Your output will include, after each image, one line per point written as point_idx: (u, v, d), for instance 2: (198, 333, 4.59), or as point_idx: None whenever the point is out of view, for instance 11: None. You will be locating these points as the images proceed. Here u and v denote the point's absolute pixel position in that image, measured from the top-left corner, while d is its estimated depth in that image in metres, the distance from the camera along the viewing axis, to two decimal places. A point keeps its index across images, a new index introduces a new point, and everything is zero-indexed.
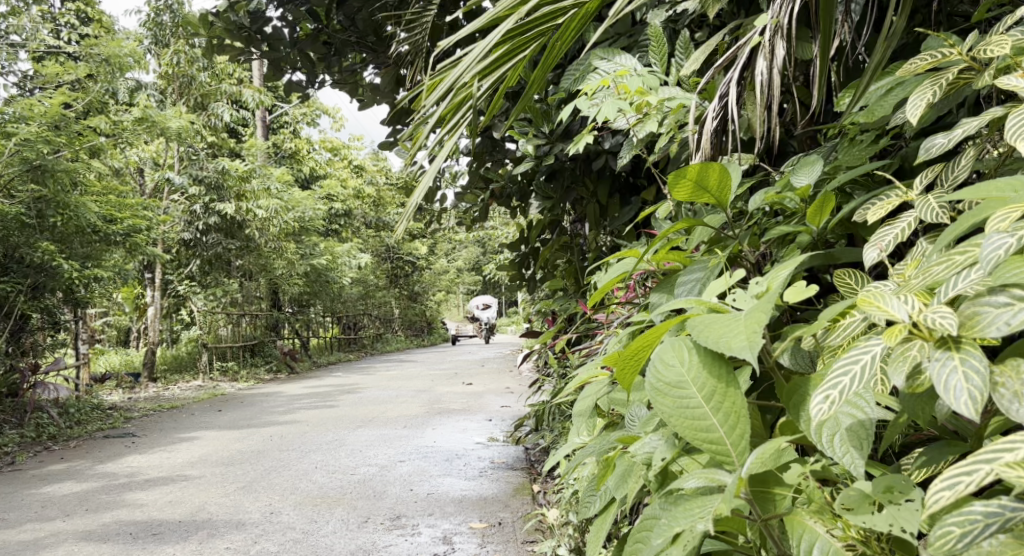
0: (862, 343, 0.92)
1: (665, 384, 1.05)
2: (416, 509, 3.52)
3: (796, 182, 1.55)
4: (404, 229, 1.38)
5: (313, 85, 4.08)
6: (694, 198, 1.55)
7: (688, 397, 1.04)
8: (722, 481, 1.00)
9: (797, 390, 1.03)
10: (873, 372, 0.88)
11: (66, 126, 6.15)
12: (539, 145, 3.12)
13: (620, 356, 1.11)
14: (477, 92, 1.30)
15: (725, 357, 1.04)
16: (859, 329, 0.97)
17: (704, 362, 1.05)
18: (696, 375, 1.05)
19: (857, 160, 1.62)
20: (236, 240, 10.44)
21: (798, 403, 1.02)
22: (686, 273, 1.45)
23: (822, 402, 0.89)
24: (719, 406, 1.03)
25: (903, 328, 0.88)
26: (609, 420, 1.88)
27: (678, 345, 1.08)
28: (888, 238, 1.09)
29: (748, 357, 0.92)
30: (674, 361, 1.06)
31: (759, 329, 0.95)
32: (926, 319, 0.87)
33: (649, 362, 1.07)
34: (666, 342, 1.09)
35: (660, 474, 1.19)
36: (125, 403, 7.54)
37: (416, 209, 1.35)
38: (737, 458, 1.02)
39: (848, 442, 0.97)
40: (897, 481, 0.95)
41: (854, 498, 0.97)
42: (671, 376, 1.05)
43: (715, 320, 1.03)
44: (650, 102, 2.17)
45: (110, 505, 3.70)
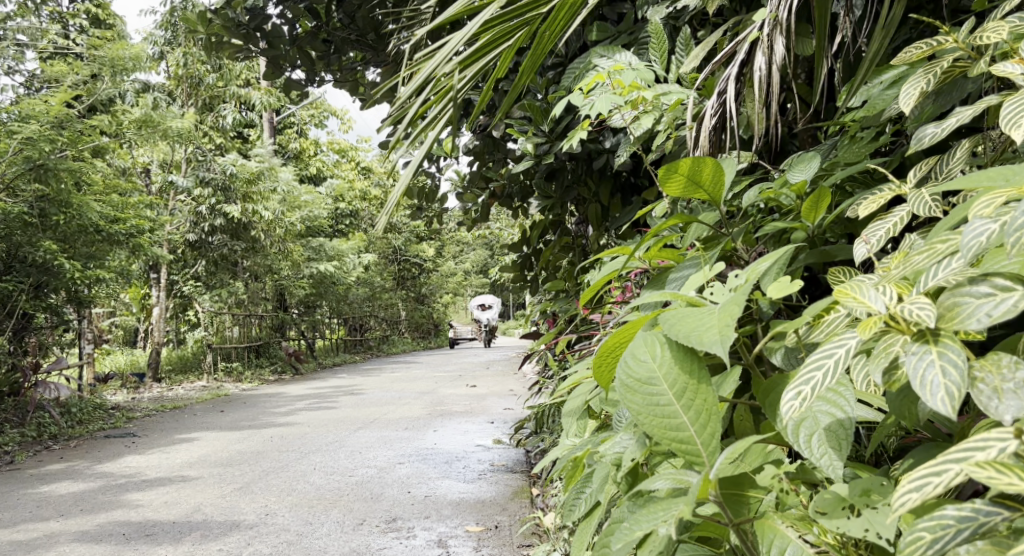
0: (836, 339, 0.88)
1: (636, 377, 1.01)
2: (412, 511, 3.49)
3: (791, 179, 1.52)
4: (386, 224, 1.34)
5: (312, 84, 4.05)
6: (686, 194, 1.50)
7: (659, 393, 0.99)
8: (689, 482, 0.95)
9: (774, 389, 0.99)
10: (846, 367, 0.84)
11: (70, 125, 6.15)
12: (539, 144, 3.07)
13: (595, 349, 1.08)
14: (457, 83, 1.25)
15: (697, 354, 1.00)
16: (841, 325, 0.93)
17: (679, 357, 1.01)
18: (667, 370, 1.00)
19: (857, 157, 1.59)
20: (241, 241, 10.39)
21: (775, 402, 0.99)
22: (675, 269, 1.41)
23: (791, 401, 0.85)
24: (690, 404, 0.99)
25: (879, 320, 0.84)
26: (600, 422, 1.84)
27: (651, 340, 1.04)
28: (878, 232, 1.04)
29: (718, 351, 0.88)
30: (645, 356, 1.02)
31: (731, 322, 0.91)
32: (903, 311, 0.83)
33: (621, 358, 1.03)
34: (641, 336, 1.05)
35: (632, 475, 1.16)
36: (128, 403, 7.53)
37: (398, 203, 1.32)
38: (708, 458, 0.97)
39: (826, 443, 0.92)
40: (876, 486, 0.91)
41: (829, 502, 0.93)
42: (641, 373, 1.01)
43: (690, 312, 0.99)
44: (646, 100, 2.12)
45: (106, 505, 3.67)
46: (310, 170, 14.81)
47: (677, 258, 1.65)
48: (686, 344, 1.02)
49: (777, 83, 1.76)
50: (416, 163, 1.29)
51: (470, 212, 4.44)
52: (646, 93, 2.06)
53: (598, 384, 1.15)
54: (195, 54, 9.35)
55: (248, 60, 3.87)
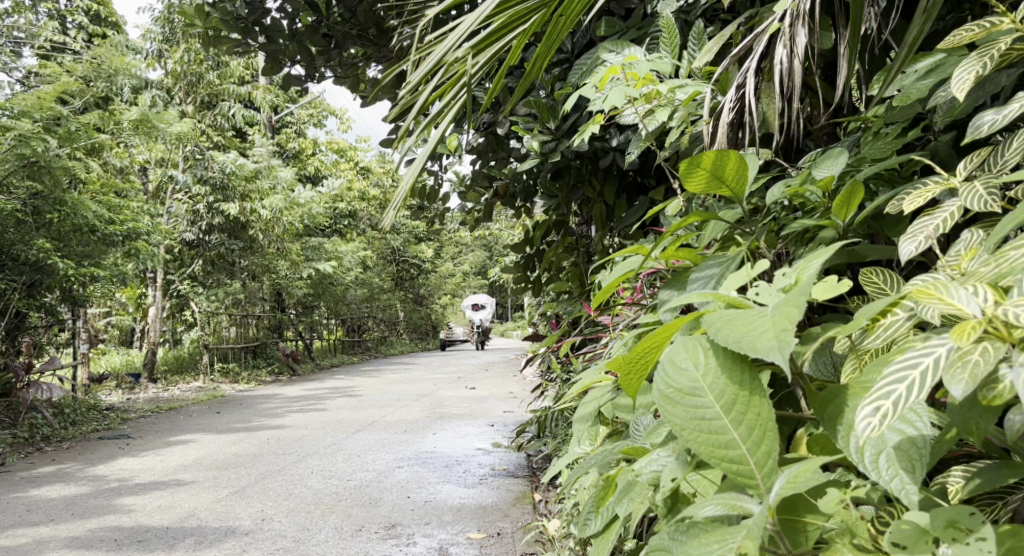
0: (919, 345, 0.80)
1: (680, 388, 0.92)
2: (412, 517, 3.41)
3: (818, 174, 1.43)
4: (393, 221, 1.26)
5: (312, 80, 3.97)
6: (709, 190, 1.42)
7: (705, 405, 0.91)
8: (747, 510, 0.86)
9: (832, 402, 0.89)
10: (936, 380, 0.76)
11: (65, 123, 6.07)
12: (545, 142, 2.99)
13: (625, 354, 0.98)
14: (470, 69, 1.17)
15: (747, 361, 0.91)
16: (905, 328, 0.87)
17: (725, 364, 0.91)
18: (712, 380, 0.91)
19: (882, 153, 1.52)
20: (239, 240, 10.31)
21: (834, 415, 0.89)
22: (700, 268, 1.34)
23: (866, 421, 0.78)
24: (742, 418, 0.90)
25: (977, 326, 0.76)
26: (612, 430, 1.77)
27: (693, 344, 0.95)
28: (930, 227, 0.97)
29: (779, 361, 0.79)
30: (687, 364, 0.93)
31: (789, 325, 0.82)
32: (1005, 314, 0.76)
33: (658, 366, 0.94)
34: (680, 340, 0.96)
35: (670, 498, 1.08)
36: (123, 404, 7.44)
37: (406, 199, 1.24)
38: (762, 480, 0.88)
39: (897, 463, 0.83)
40: (962, 515, 0.80)
41: (907, 534, 0.83)
42: (683, 384, 0.92)
43: (734, 313, 0.89)
44: (660, 93, 2.03)
45: (99, 510, 3.59)
46: (308, 169, 14.72)
47: (696, 257, 1.56)
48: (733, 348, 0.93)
49: (799, 76, 1.68)
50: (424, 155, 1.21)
51: (473, 211, 4.36)
52: (660, 86, 1.97)
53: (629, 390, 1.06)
54: (193, 51, 9.23)
55: (245, 55, 3.78)
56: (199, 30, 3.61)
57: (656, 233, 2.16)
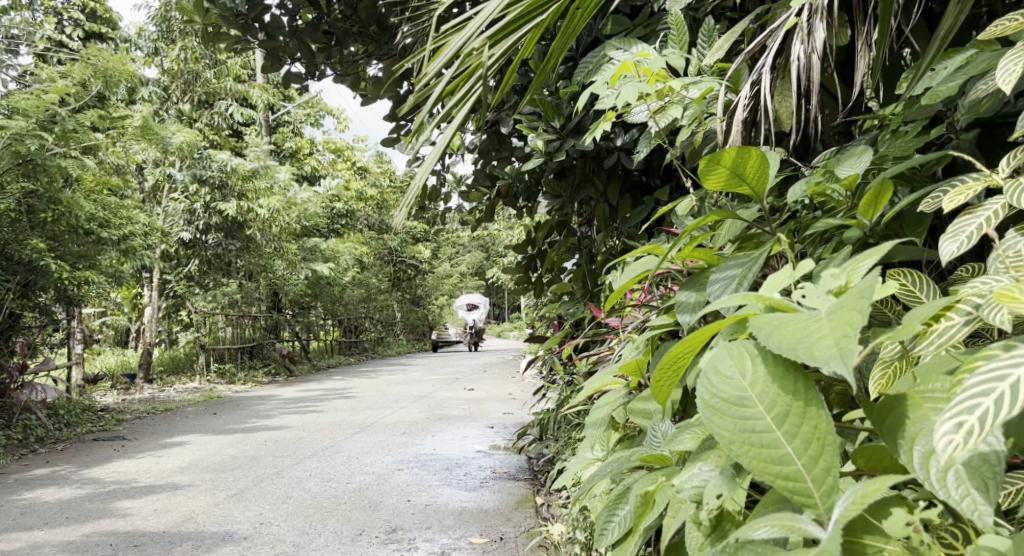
0: (1001, 355, 0.75)
1: (725, 398, 0.86)
2: (413, 521, 3.35)
3: (841, 173, 1.39)
4: (405, 217, 1.23)
5: (312, 77, 3.91)
6: (729, 188, 1.37)
7: (753, 417, 0.84)
8: (806, 533, 0.79)
9: (891, 412, 0.83)
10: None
11: (60, 122, 5.99)
12: (550, 141, 2.94)
13: (661, 360, 0.92)
14: (486, 61, 1.12)
15: (800, 368, 0.84)
16: (959, 335, 0.86)
17: (774, 373, 0.85)
18: (762, 389, 0.85)
19: (903, 152, 1.48)
20: (236, 240, 10.24)
21: (894, 428, 0.82)
22: (721, 269, 1.28)
23: (947, 437, 0.73)
24: (796, 430, 0.83)
25: None
26: (625, 434, 1.73)
27: (737, 350, 0.88)
28: (969, 229, 0.94)
29: (843, 371, 0.73)
30: (733, 373, 0.87)
31: (850, 331, 0.76)
32: None
33: (701, 376, 0.88)
34: (723, 345, 0.90)
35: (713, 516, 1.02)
36: (118, 405, 7.37)
37: (418, 194, 1.20)
38: (822, 499, 0.81)
39: (969, 480, 0.76)
40: None
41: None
42: (729, 393, 0.86)
43: (782, 316, 0.83)
44: (672, 90, 1.98)
45: (94, 514, 3.53)
46: (305, 169, 14.65)
47: (712, 258, 1.51)
48: (781, 355, 0.87)
49: (817, 73, 1.63)
50: (436, 149, 1.17)
51: (474, 211, 4.31)
52: (672, 83, 1.92)
53: (663, 396, 1.01)
54: (191, 50, 9.17)
55: (245, 52, 3.73)
56: (198, 26, 3.55)
57: (667, 233, 2.11)
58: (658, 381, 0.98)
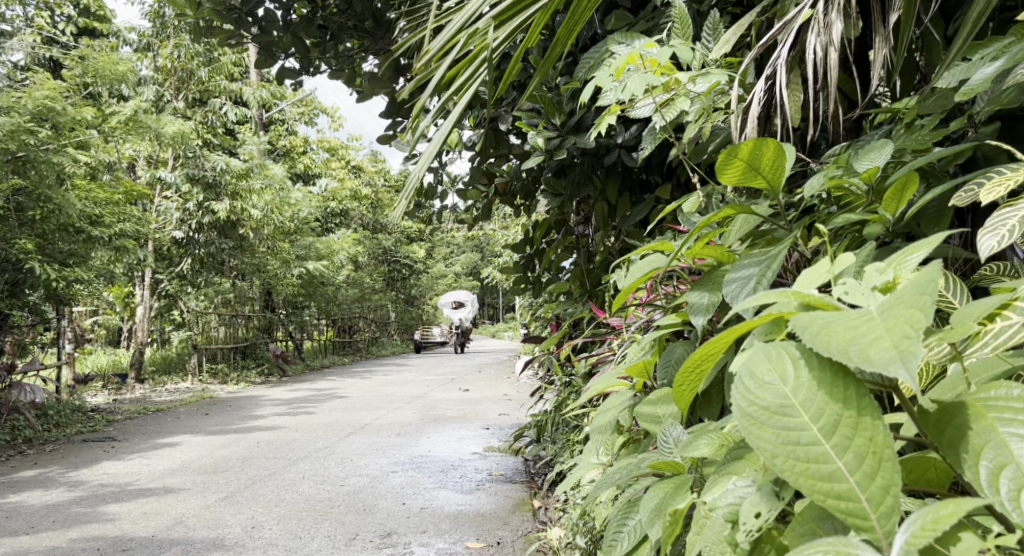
0: None
1: (766, 404, 0.80)
2: (408, 525, 3.29)
3: (858, 168, 1.33)
4: (404, 209, 1.16)
5: (307, 73, 3.82)
6: (744, 182, 1.31)
7: (797, 427, 0.78)
8: None
9: (952, 423, 0.78)
10: None
11: (53, 118, 5.92)
12: (550, 140, 2.87)
13: (689, 358, 0.86)
14: (490, 42, 1.05)
15: (848, 372, 0.79)
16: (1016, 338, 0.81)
17: (818, 377, 0.79)
18: (806, 395, 0.79)
19: (920, 147, 1.42)
20: (229, 239, 10.12)
21: (954, 441, 0.77)
22: (737, 268, 1.23)
23: None
24: (848, 443, 0.77)
25: None
26: (630, 438, 1.66)
27: (773, 352, 0.82)
28: (1009, 224, 0.89)
29: (904, 377, 0.67)
30: (772, 378, 0.81)
31: (911, 331, 0.70)
32: None
33: (736, 381, 0.82)
34: (759, 345, 0.84)
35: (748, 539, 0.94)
36: (109, 405, 7.28)
37: (417, 187, 1.13)
38: (880, 523, 0.75)
39: None
40: None
41: None
42: (770, 400, 0.80)
43: (828, 312, 0.77)
44: (679, 83, 1.94)
45: (81, 518, 3.46)
46: (299, 167, 14.54)
47: (724, 255, 1.45)
48: (824, 356, 0.80)
49: (833, 66, 1.60)
50: (434, 142, 1.10)
51: (472, 210, 4.23)
52: (681, 75, 1.88)
53: (684, 397, 0.96)
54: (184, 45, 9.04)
55: (238, 46, 3.63)
56: (190, 21, 3.47)
57: (673, 231, 2.06)
58: (680, 378, 0.92)
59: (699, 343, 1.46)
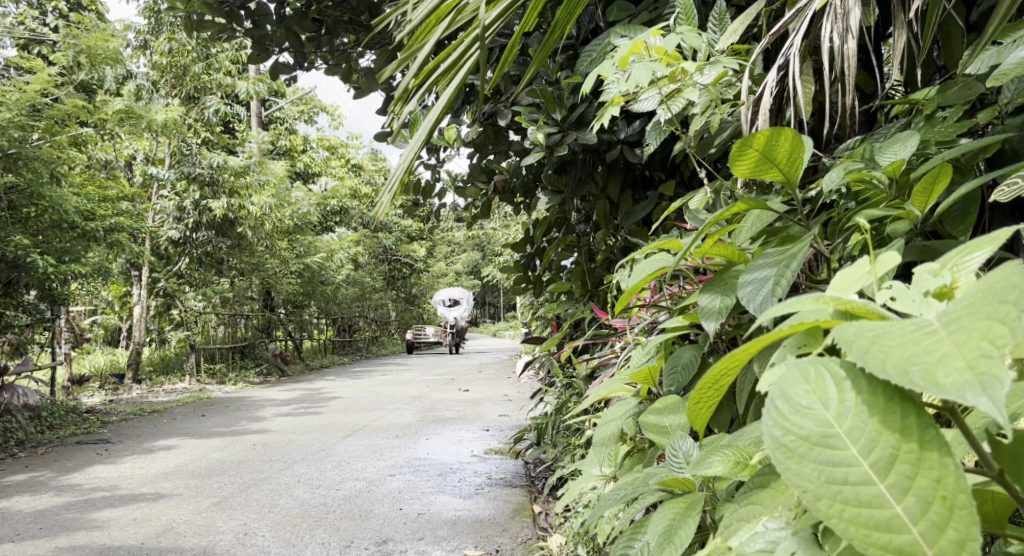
0: None
1: (806, 434, 0.69)
2: (405, 532, 3.20)
3: (882, 161, 1.24)
4: (389, 201, 1.07)
5: (301, 68, 3.73)
6: (758, 175, 1.22)
7: (845, 458, 0.68)
8: None
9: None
10: None
11: (45, 113, 5.81)
12: (550, 135, 2.76)
13: (712, 372, 0.75)
14: (484, 18, 0.97)
15: (904, 394, 0.68)
16: None
17: (868, 401, 0.69)
18: (856, 421, 0.68)
19: (946, 137, 1.33)
20: (227, 237, 10.01)
21: None
22: (752, 272, 1.14)
23: None
24: (909, 480, 0.66)
25: None
26: (634, 450, 1.58)
27: (811, 368, 0.72)
28: None
29: (986, 405, 0.58)
30: (810, 402, 0.70)
31: (991, 350, 0.60)
32: None
33: (768, 400, 0.72)
34: (792, 360, 0.74)
35: None
36: (105, 406, 7.19)
37: (405, 175, 1.04)
38: None
39: None
40: None
41: None
42: (808, 427, 0.69)
43: (879, 323, 0.67)
44: (685, 73, 1.84)
45: (68, 525, 3.37)
46: (299, 165, 14.42)
47: (735, 254, 1.36)
48: (874, 377, 0.70)
49: (852, 55, 1.52)
50: (424, 128, 1.01)
51: (471, 207, 4.13)
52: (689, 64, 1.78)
53: (700, 412, 0.86)
54: (180, 41, 8.91)
55: (229, 41, 3.53)
56: (179, 14, 3.37)
57: (679, 228, 1.97)
58: (697, 394, 0.82)
59: (708, 350, 1.38)
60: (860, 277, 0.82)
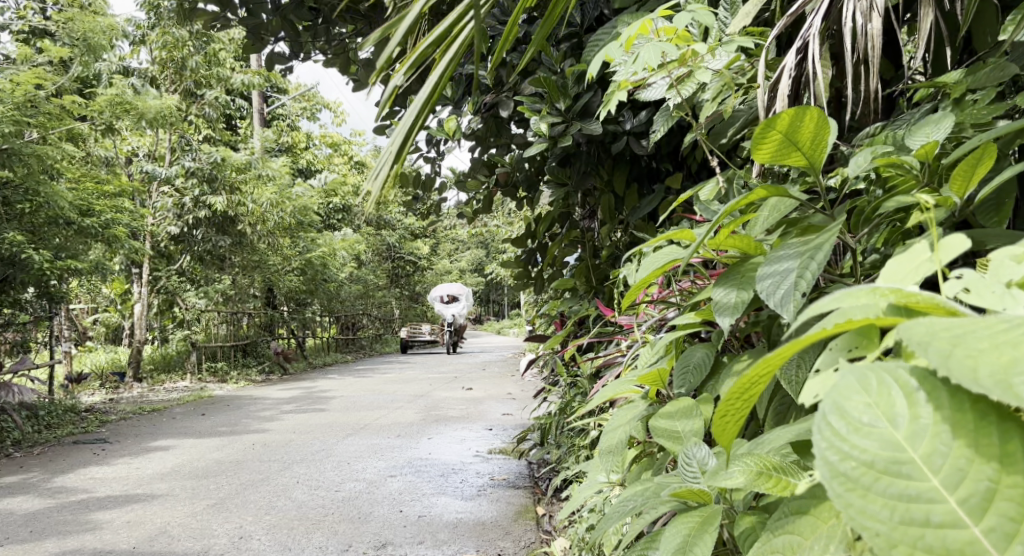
0: None
1: (870, 459, 0.64)
2: (405, 535, 3.11)
3: (912, 144, 1.15)
4: (383, 182, 0.96)
5: (298, 59, 3.63)
6: (779, 159, 1.12)
7: (922, 484, 0.62)
8: None
9: None
10: None
11: (38, 107, 5.70)
12: (553, 125, 2.66)
13: (748, 375, 0.67)
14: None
15: (988, 408, 0.63)
16: None
17: (949, 420, 0.64)
18: (935, 440, 0.63)
19: (979, 120, 1.24)
20: (227, 235, 9.88)
21: None
22: (773, 264, 1.05)
23: None
24: (1008, 517, 0.60)
25: None
26: (646, 458, 1.50)
27: (868, 376, 0.67)
28: None
29: None
30: (874, 418, 0.65)
31: None
32: None
33: (823, 411, 0.67)
34: (845, 368, 0.69)
35: None
36: (104, 405, 7.11)
37: (400, 146, 0.95)
38: None
39: None
40: None
41: None
42: (874, 450, 0.64)
43: (957, 321, 0.62)
44: (695, 55, 1.75)
45: (60, 528, 3.29)
46: (302, 162, 14.30)
47: (752, 246, 1.25)
48: (951, 391, 0.65)
49: (877, 35, 1.44)
50: (424, 93, 0.94)
51: (472, 202, 4.04)
52: (699, 45, 1.68)
53: (725, 428, 0.79)
54: (178, 35, 8.78)
55: (224, 31, 3.43)
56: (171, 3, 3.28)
57: (687, 221, 1.89)
58: (723, 405, 0.74)
59: (722, 347, 1.30)
60: (911, 270, 0.75)
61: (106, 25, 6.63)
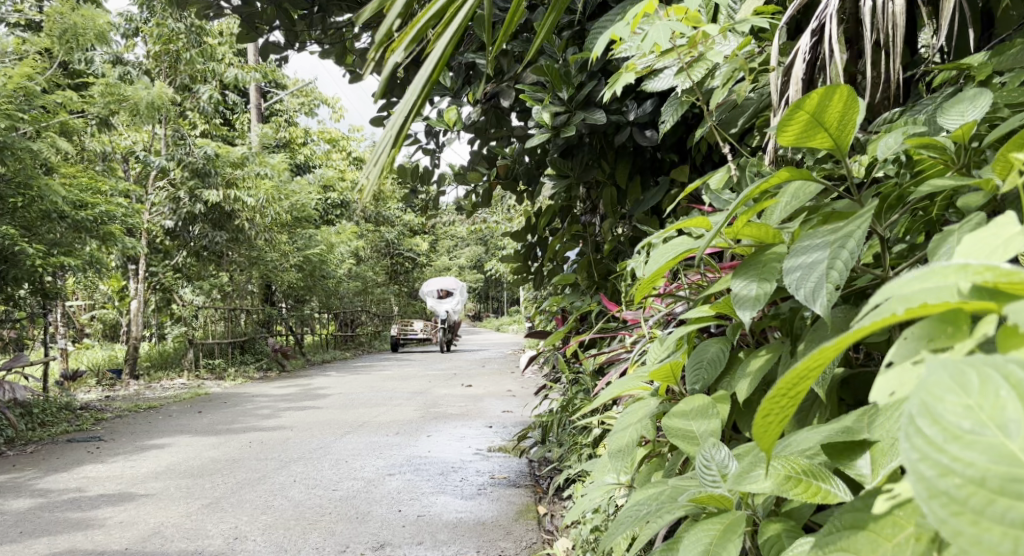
0: None
1: (980, 476, 0.50)
2: (403, 535, 3.04)
3: (946, 124, 1.07)
4: (380, 167, 0.90)
5: (292, 49, 3.55)
6: (804, 141, 1.04)
7: None
8: None
9: None
10: None
11: (29, 101, 5.61)
12: (555, 116, 2.59)
13: (798, 367, 0.59)
14: None
15: None
16: None
17: None
18: None
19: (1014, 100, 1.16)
20: (224, 230, 9.77)
21: None
22: (796, 258, 0.98)
23: None
24: None
25: None
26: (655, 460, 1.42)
27: (964, 371, 0.53)
28: None
29: None
30: (977, 425, 0.51)
31: None
32: None
33: (912, 415, 0.53)
34: (933, 360, 0.54)
35: None
36: (100, 402, 7.04)
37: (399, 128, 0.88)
38: None
39: None
40: None
41: None
42: (985, 464, 0.51)
43: None
44: (706, 38, 1.68)
45: (51, 528, 3.21)
46: (300, 157, 14.20)
47: (770, 235, 1.17)
48: None
49: (899, 14, 1.36)
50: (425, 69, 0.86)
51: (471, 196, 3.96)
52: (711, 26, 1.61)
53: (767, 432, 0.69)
54: (172, 28, 8.66)
55: (217, 20, 3.35)
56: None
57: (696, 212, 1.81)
58: (766, 405, 0.64)
59: (736, 343, 1.23)
60: (1002, 245, 0.64)
61: (99, 20, 6.50)
